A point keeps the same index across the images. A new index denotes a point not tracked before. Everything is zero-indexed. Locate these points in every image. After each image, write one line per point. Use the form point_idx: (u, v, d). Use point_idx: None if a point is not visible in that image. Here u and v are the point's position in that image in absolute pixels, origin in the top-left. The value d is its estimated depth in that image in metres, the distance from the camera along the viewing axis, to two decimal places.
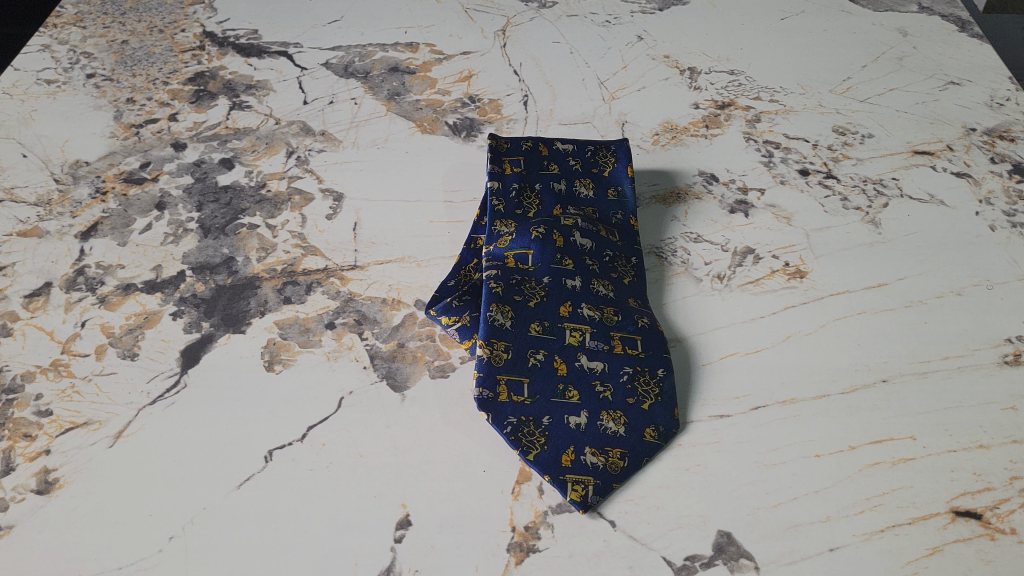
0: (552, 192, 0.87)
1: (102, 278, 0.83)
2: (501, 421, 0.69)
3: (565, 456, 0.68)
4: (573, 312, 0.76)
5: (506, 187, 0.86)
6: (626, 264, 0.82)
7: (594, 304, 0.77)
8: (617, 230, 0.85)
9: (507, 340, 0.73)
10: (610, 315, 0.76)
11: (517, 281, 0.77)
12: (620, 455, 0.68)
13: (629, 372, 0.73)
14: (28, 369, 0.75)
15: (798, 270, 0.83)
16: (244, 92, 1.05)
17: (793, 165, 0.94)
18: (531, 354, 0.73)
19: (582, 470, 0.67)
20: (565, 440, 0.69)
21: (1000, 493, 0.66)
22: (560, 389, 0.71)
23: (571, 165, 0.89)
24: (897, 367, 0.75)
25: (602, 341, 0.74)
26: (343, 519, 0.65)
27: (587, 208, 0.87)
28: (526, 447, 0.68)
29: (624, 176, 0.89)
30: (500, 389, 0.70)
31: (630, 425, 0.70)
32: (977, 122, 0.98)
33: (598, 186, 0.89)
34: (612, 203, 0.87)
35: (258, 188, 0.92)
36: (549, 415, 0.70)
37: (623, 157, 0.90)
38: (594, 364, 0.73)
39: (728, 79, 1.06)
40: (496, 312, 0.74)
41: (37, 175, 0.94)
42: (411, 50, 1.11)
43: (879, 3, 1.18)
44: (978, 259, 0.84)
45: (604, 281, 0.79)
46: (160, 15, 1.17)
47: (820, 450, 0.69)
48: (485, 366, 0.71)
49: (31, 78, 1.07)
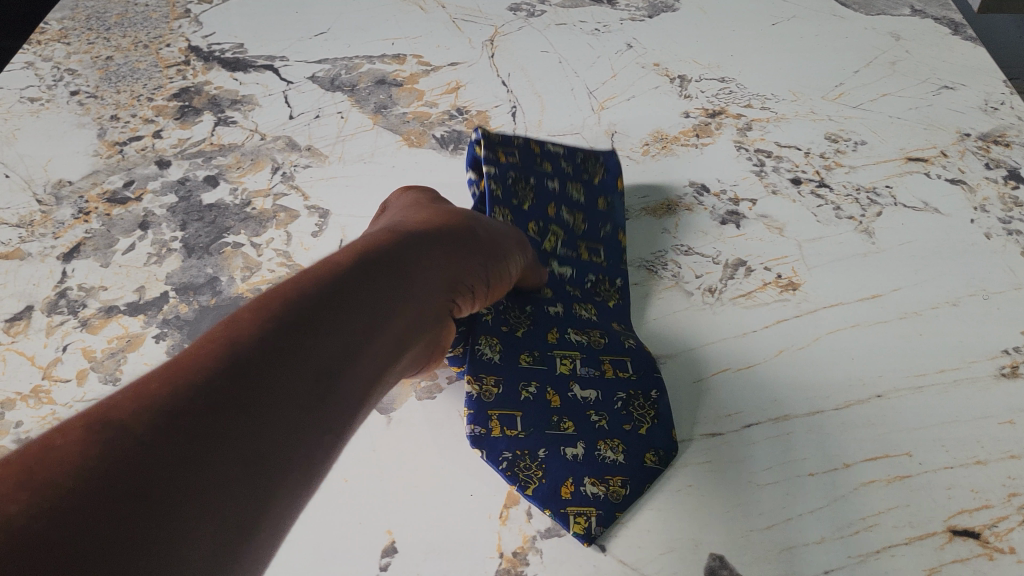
0: (547, 191, 0.84)
1: (84, 300, 0.81)
2: (496, 457, 0.66)
3: (564, 488, 0.65)
4: (560, 338, 0.74)
5: (502, 173, 0.81)
6: (609, 288, 0.81)
7: (580, 330, 0.75)
8: (604, 246, 0.84)
9: (497, 373, 0.70)
10: (596, 338, 0.75)
11: (503, 308, 0.74)
12: (621, 482, 0.66)
13: (622, 398, 0.71)
14: (7, 396, 0.73)
15: (791, 281, 0.82)
16: (230, 107, 1.04)
17: (785, 174, 0.93)
18: (523, 386, 0.70)
19: (583, 501, 0.65)
20: (563, 473, 0.66)
21: (998, 511, 0.65)
22: (555, 421, 0.68)
23: (563, 167, 0.87)
24: (892, 382, 0.73)
25: (593, 367, 0.73)
26: (327, 547, 0.64)
27: (578, 214, 0.85)
28: (523, 481, 0.65)
29: (614, 188, 0.88)
30: (493, 424, 0.67)
31: (627, 451, 0.68)
32: (972, 127, 0.97)
33: (587, 193, 0.87)
34: (601, 214, 0.86)
35: (243, 206, 0.91)
36: (543, 449, 0.67)
37: (613, 169, 0.89)
38: (587, 393, 0.71)
39: (718, 87, 1.05)
40: (484, 346, 0.70)
41: (19, 196, 0.93)
42: (398, 61, 1.10)
43: (871, 6, 1.17)
44: (974, 268, 0.82)
45: (586, 308, 0.78)
46: (145, 30, 1.17)
47: (814, 468, 0.68)
48: (475, 402, 0.68)
49: (13, 96, 1.06)
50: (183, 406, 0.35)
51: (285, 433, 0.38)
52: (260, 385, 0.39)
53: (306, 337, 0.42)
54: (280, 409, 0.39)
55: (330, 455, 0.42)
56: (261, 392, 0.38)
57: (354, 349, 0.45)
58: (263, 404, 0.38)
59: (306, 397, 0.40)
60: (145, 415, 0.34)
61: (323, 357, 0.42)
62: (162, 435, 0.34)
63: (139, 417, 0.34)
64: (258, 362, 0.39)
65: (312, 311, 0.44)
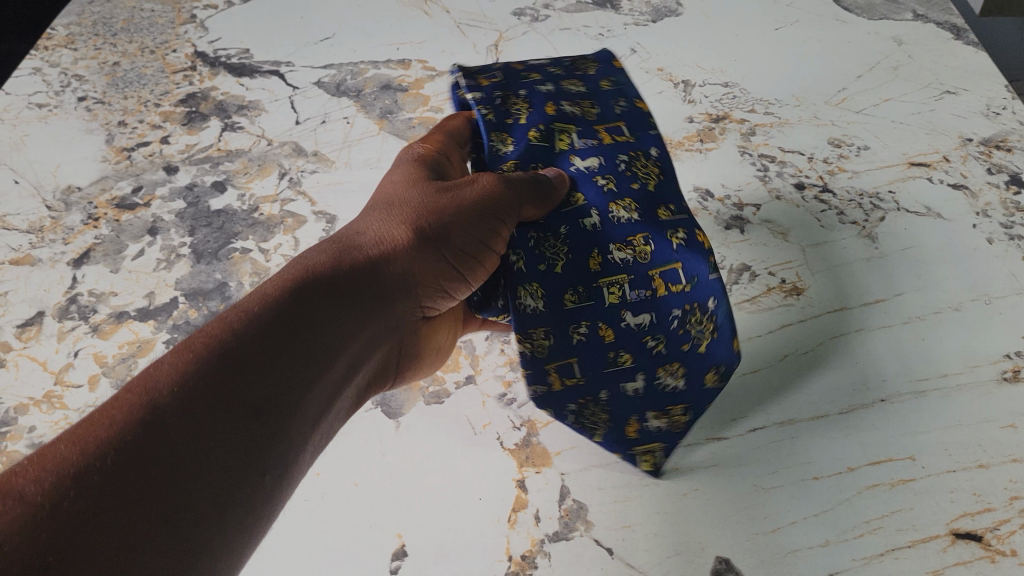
0: (541, 93, 0.74)
1: (94, 306, 0.82)
2: (563, 411, 0.69)
3: (629, 427, 0.70)
4: (603, 262, 0.66)
5: (488, 96, 0.72)
6: (646, 163, 0.71)
7: (623, 241, 0.67)
8: (624, 121, 0.74)
9: (545, 325, 0.65)
10: (642, 247, 0.67)
11: (535, 240, 0.66)
12: (682, 410, 0.70)
13: (679, 315, 0.67)
14: (21, 402, 0.74)
15: (795, 286, 0.83)
16: (236, 113, 1.04)
17: (788, 180, 0.94)
18: (574, 331, 0.66)
19: (650, 437, 0.70)
20: (625, 411, 0.70)
21: (1000, 514, 0.65)
22: (612, 358, 0.67)
23: (550, 71, 0.78)
24: (896, 386, 0.74)
25: (643, 288, 0.66)
26: (339, 550, 0.65)
27: (584, 102, 0.75)
28: (591, 429, 0.70)
29: (613, 71, 0.80)
30: (552, 378, 0.66)
31: (688, 374, 0.69)
32: (974, 132, 0.98)
33: (587, 83, 0.77)
34: (611, 93, 0.77)
35: (251, 212, 0.92)
36: (605, 389, 0.69)
37: (604, 59, 0.81)
38: (641, 319, 0.67)
39: (722, 92, 1.05)
40: (525, 297, 0.64)
41: (29, 203, 0.94)
42: (404, 66, 1.11)
43: (874, 10, 1.17)
44: (975, 272, 0.83)
45: (624, 203, 0.68)
46: (151, 35, 1.17)
47: (818, 472, 0.69)
48: (530, 363, 0.65)
49: (22, 102, 1.07)
50: (122, 442, 0.41)
51: (231, 472, 0.44)
52: (201, 432, 0.43)
53: (267, 359, 0.49)
54: (225, 451, 0.44)
55: (295, 466, 0.49)
56: (204, 440, 0.43)
57: (296, 384, 0.49)
58: (202, 449, 0.43)
59: (248, 438, 0.45)
60: (92, 475, 0.39)
61: (262, 394, 0.47)
62: (107, 493, 0.39)
63: (85, 477, 0.39)
64: (199, 390, 0.45)
65: (251, 354, 0.48)
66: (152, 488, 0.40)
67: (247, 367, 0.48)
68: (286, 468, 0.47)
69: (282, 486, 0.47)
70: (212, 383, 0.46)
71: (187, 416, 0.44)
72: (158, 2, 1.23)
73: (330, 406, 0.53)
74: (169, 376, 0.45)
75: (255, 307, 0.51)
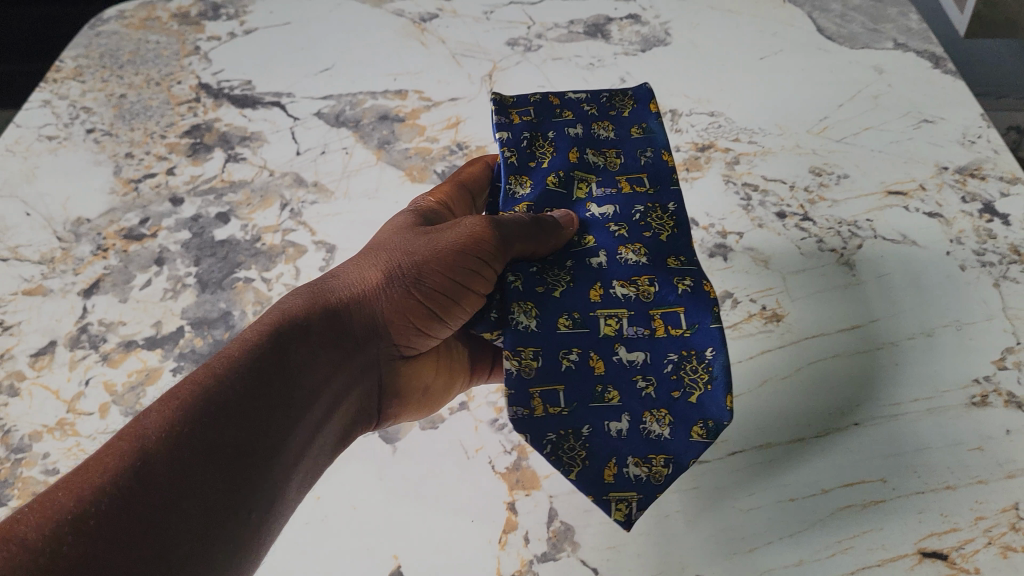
0: (568, 137, 0.78)
1: (104, 335, 0.86)
2: (541, 440, 0.66)
3: (606, 470, 0.67)
4: (604, 296, 0.68)
5: (516, 136, 0.77)
6: (662, 215, 0.73)
7: (626, 279, 0.69)
8: (647, 172, 0.76)
9: (536, 344, 0.66)
10: (646, 287, 0.68)
11: (538, 268, 0.70)
12: (664, 461, 0.66)
13: (674, 360, 0.66)
14: (35, 429, 0.78)
15: (774, 313, 0.86)
16: (239, 144, 1.08)
17: (770, 208, 0.97)
18: (564, 356, 0.66)
19: (626, 484, 0.66)
20: (606, 452, 0.67)
21: (965, 533, 0.69)
22: (599, 392, 0.66)
23: (585, 111, 0.80)
24: (870, 411, 0.78)
25: (642, 326, 0.67)
26: (338, 571, 0.69)
27: (610, 151, 0.78)
28: (568, 464, 0.66)
29: (648, 114, 0.80)
30: (536, 404, 0.65)
31: (675, 423, 0.66)
32: (949, 161, 1.02)
33: (619, 127, 0.80)
34: (639, 142, 0.79)
35: (253, 241, 0.96)
36: (587, 424, 0.66)
37: (643, 99, 0.82)
38: (634, 356, 0.67)
39: (708, 122, 1.09)
40: (518, 314, 0.67)
41: (40, 235, 0.98)
42: (401, 97, 1.15)
43: (856, 40, 1.21)
44: (948, 299, 0.86)
45: (634, 246, 0.71)
46: (157, 67, 1.21)
47: (794, 494, 0.72)
48: (516, 381, 0.65)
49: (32, 135, 1.12)
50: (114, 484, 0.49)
51: (213, 510, 0.52)
52: (186, 476, 0.52)
53: (247, 412, 0.56)
54: (208, 493, 0.52)
55: (271, 506, 0.57)
56: (189, 483, 0.51)
57: (267, 433, 0.57)
58: (179, 496, 0.51)
59: (229, 479, 0.53)
60: (89, 520, 0.47)
61: (237, 442, 0.55)
62: (102, 536, 0.47)
63: (83, 522, 0.47)
64: (184, 440, 0.53)
65: (228, 405, 0.56)
66: (141, 530, 0.48)
67: (224, 417, 0.55)
68: (265, 501, 0.56)
69: (263, 518, 0.56)
70: (194, 434, 0.54)
71: (172, 465, 0.52)
72: (164, 34, 1.27)
73: (305, 446, 0.61)
74: (154, 429, 0.53)
75: (240, 359, 0.59)
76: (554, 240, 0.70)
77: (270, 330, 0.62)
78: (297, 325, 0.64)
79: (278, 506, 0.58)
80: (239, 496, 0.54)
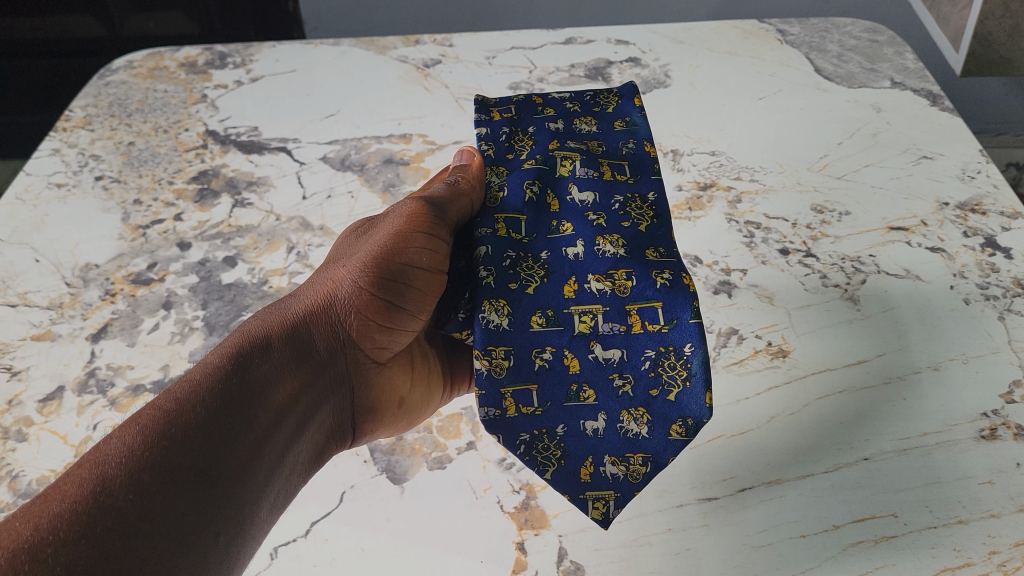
0: (548, 132, 0.79)
1: (112, 379, 0.86)
2: (514, 440, 0.67)
3: (583, 470, 0.68)
4: (578, 291, 0.68)
5: (495, 132, 0.79)
6: (642, 206, 0.72)
7: (602, 273, 0.68)
8: (628, 162, 0.76)
9: (507, 344, 0.66)
10: (623, 282, 0.67)
11: (512, 260, 0.69)
12: (642, 460, 0.67)
13: (651, 356, 0.66)
14: (43, 474, 0.78)
15: (780, 349, 0.86)
16: (245, 189, 1.10)
17: (773, 245, 0.98)
18: (537, 355, 0.66)
19: (603, 484, 0.68)
20: (581, 452, 0.68)
21: (979, 568, 0.69)
22: (573, 391, 0.67)
23: (568, 109, 0.81)
24: (877, 444, 0.78)
25: (617, 322, 0.67)
26: None
27: (591, 142, 0.78)
28: (542, 464, 0.68)
29: (632, 109, 0.81)
30: (509, 404, 0.66)
31: (652, 421, 0.67)
32: (951, 197, 1.03)
33: (601, 123, 0.80)
34: (622, 134, 0.79)
35: (260, 285, 0.96)
36: (562, 423, 0.68)
37: (627, 94, 0.82)
38: (609, 354, 0.67)
39: (709, 161, 1.09)
40: (489, 312, 0.66)
41: (49, 280, 0.99)
42: (404, 141, 1.16)
43: (852, 79, 1.23)
44: (952, 333, 0.87)
45: (611, 237, 0.70)
46: (164, 115, 1.23)
47: (806, 530, 0.72)
48: (486, 380, 0.65)
49: (42, 183, 1.13)
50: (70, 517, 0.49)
51: (178, 532, 0.52)
52: (146, 499, 0.52)
53: (210, 436, 0.57)
54: (171, 517, 0.52)
55: (241, 529, 0.57)
56: (150, 507, 0.52)
57: (231, 454, 0.57)
58: (139, 522, 0.51)
59: (192, 500, 0.54)
60: (47, 548, 0.48)
61: (200, 464, 0.55)
62: (58, 565, 0.47)
63: (40, 551, 0.48)
64: (144, 466, 0.53)
65: (190, 427, 0.56)
66: (99, 557, 0.48)
67: (186, 440, 0.56)
68: (233, 525, 0.56)
69: (231, 542, 0.56)
70: (154, 458, 0.54)
71: (131, 491, 0.52)
72: (171, 83, 1.29)
73: (272, 468, 0.61)
74: (114, 458, 0.53)
75: (201, 383, 0.60)
76: (479, 193, 0.74)
77: (231, 353, 0.63)
78: (258, 345, 0.65)
79: (246, 530, 0.57)
80: (203, 518, 0.54)
